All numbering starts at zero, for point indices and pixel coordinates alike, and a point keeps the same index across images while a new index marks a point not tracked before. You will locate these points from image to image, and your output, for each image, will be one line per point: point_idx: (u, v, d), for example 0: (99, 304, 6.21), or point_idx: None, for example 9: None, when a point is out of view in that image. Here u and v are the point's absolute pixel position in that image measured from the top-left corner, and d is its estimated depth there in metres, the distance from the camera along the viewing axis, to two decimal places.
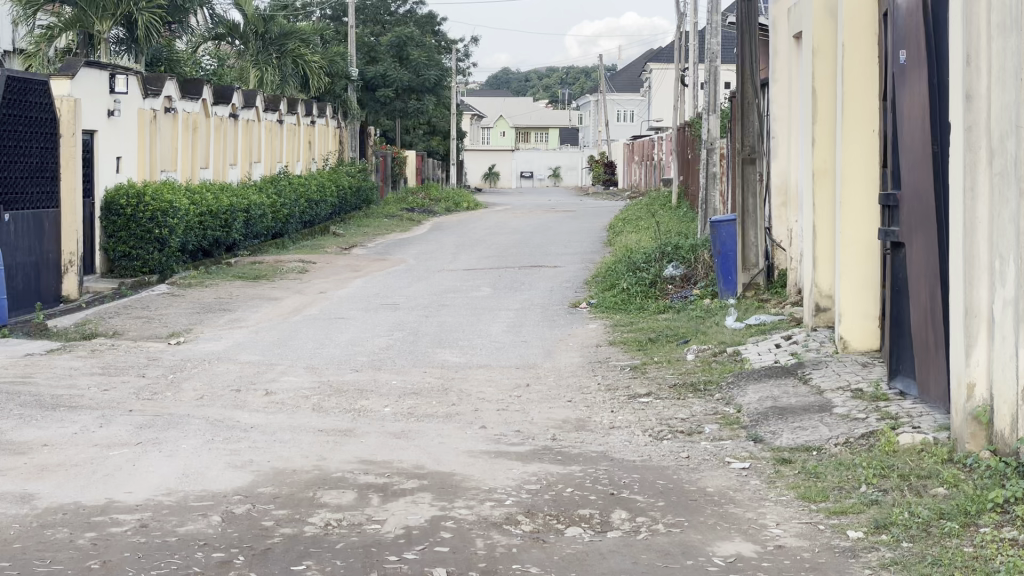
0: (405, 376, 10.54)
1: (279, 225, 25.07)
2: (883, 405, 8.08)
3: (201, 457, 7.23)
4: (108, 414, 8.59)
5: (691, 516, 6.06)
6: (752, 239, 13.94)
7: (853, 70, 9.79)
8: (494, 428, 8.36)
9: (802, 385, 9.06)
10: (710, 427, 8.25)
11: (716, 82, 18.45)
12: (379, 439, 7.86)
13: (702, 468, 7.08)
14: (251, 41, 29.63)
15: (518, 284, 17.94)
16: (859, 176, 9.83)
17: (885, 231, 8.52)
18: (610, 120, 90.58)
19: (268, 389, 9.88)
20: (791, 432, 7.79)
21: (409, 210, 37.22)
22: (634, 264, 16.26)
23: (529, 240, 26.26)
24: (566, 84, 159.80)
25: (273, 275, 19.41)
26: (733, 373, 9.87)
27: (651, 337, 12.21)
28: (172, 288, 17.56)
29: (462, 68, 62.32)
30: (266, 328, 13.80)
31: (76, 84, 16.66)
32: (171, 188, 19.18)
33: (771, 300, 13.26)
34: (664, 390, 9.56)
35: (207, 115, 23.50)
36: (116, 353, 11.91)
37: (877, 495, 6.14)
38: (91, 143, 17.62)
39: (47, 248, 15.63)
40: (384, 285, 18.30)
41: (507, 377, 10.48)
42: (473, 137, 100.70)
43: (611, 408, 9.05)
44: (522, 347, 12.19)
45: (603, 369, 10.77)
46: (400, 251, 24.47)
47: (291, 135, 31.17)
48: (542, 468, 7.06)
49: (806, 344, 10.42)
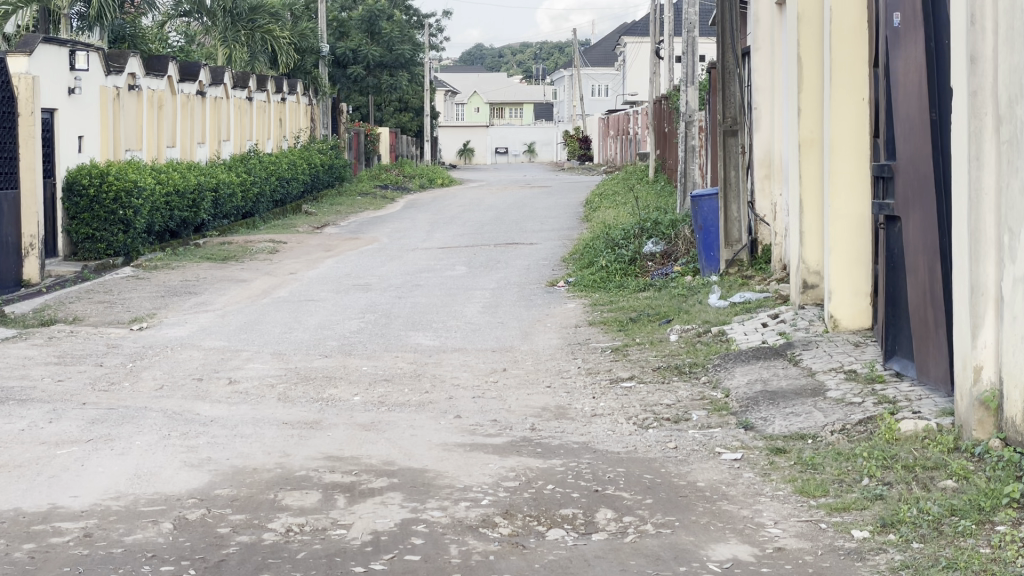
0: (377, 361, 10.07)
1: (249, 205, 24.51)
2: (879, 388, 7.66)
3: (154, 455, 6.75)
4: (59, 407, 8.09)
5: (683, 514, 5.62)
6: (735, 215, 13.58)
7: (840, 37, 9.33)
8: (470, 417, 7.90)
9: (792, 367, 8.62)
10: (698, 413, 7.83)
11: (693, 52, 17.93)
12: (347, 432, 7.40)
13: (691, 460, 6.63)
14: (219, 17, 28.91)
15: (494, 263, 17.46)
16: (848, 146, 9.39)
17: (879, 204, 8.09)
18: (585, 94, 90.07)
19: (231, 378, 9.39)
20: (783, 418, 7.37)
21: (383, 187, 36.70)
22: (612, 240, 15.77)
23: (504, 217, 25.77)
24: (541, 57, 158.92)
25: (242, 256, 18.88)
26: (720, 355, 9.44)
27: (632, 317, 11.76)
28: (137, 270, 17.04)
29: (435, 42, 61.58)
30: (233, 311, 13.31)
31: (34, 61, 16.07)
32: (136, 167, 18.62)
33: (755, 276, 12.81)
34: (647, 373, 9.12)
35: (173, 92, 22.89)
36: (73, 340, 11.40)
37: (882, 489, 5.71)
38: (52, 121, 17.06)
39: (6, 231, 15.11)
40: (355, 265, 17.80)
41: (482, 361, 10.02)
42: (447, 113, 99.98)
43: (592, 394, 8.59)
44: (499, 328, 11.73)
45: (583, 351, 10.33)
46: (373, 230, 23.96)
47: (261, 111, 30.54)
48: (520, 462, 6.61)
49: (794, 323, 9.98)
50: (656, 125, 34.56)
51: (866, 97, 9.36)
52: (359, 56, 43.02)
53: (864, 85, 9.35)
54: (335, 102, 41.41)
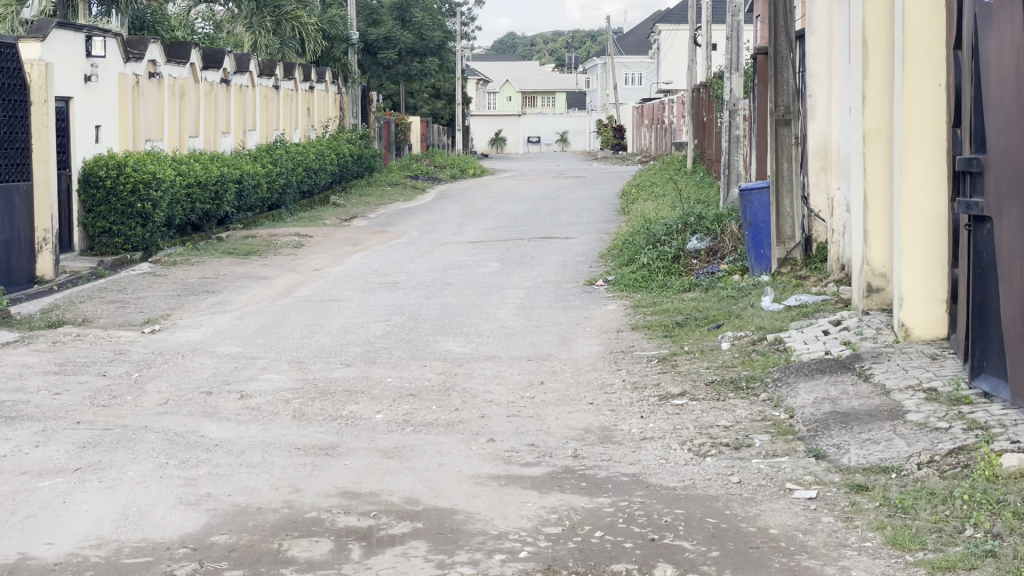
0: (403, 371, 9.26)
1: (275, 197, 23.74)
2: (967, 412, 6.79)
3: (146, 490, 5.94)
4: (50, 428, 7.31)
5: (755, 573, 4.76)
6: (788, 211, 12.66)
7: (915, 17, 8.41)
8: (505, 441, 7.09)
9: (863, 384, 7.73)
10: (760, 438, 6.97)
11: (739, 37, 16.93)
12: (366, 460, 6.59)
13: (760, 499, 5.78)
14: (243, 3, 28.20)
15: (528, 259, 16.63)
16: (923, 137, 8.49)
17: (966, 203, 7.23)
18: (618, 83, 89.06)
19: (243, 391, 8.58)
20: (859, 446, 6.52)
21: (413, 178, 35.88)
22: (653, 236, 14.89)
23: (538, 209, 24.93)
24: (572, 45, 157.78)
25: (265, 251, 18.11)
26: (779, 368, 8.56)
27: (678, 321, 10.90)
28: (155, 266, 16.26)
29: (467, 30, 60.64)
30: (252, 313, 12.51)
31: (47, 47, 15.30)
32: (155, 158, 17.84)
33: (810, 277, 11.93)
34: (700, 389, 8.25)
35: (196, 81, 22.13)
36: (78, 345, 10.62)
37: (992, 543, 4.85)
38: (67, 110, 16.34)
39: (19, 224, 14.37)
40: (383, 261, 16.99)
41: (517, 372, 9.19)
42: (479, 102, 99.05)
43: (640, 413, 7.75)
44: (535, 333, 10.90)
45: (626, 361, 9.47)
46: (402, 222, 23.14)
47: (289, 101, 29.71)
48: (563, 501, 5.77)
49: (859, 331, 9.09)
50: (694, 114, 33.56)
51: (944, 83, 8.44)
52: (391, 42, 41.88)
53: (941, 69, 8.43)
54: (365, 91, 40.66)
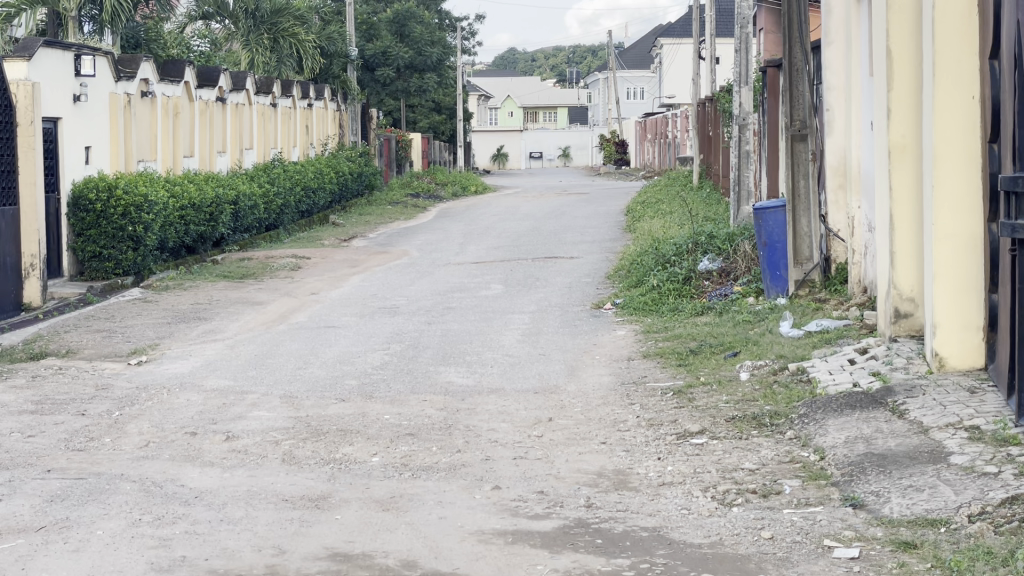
0: (402, 407, 8.67)
1: (272, 217, 23.19)
2: (1015, 454, 6.20)
3: (115, 553, 5.36)
4: (17, 478, 6.73)
5: None
6: (804, 229, 12.06)
7: (946, 25, 7.85)
8: (512, 488, 6.51)
9: (898, 421, 7.14)
10: (790, 484, 6.39)
11: (748, 51, 16.41)
12: (359, 513, 6.01)
13: (795, 560, 5.20)
14: (241, 20, 27.85)
15: (532, 280, 16.06)
16: (956, 153, 7.93)
17: (1011, 226, 6.67)
18: (620, 98, 88.66)
19: (229, 432, 8.00)
20: (901, 494, 5.94)
21: (414, 196, 35.34)
22: (663, 257, 14.31)
23: (542, 227, 24.39)
24: (573, 61, 157.53)
25: (261, 274, 17.57)
26: (805, 402, 7.96)
27: (692, 348, 10.32)
28: (147, 291, 15.70)
29: (468, 46, 60.10)
30: (244, 342, 11.92)
31: (34, 66, 14.74)
32: (148, 179, 17.28)
33: (830, 300, 11.39)
34: (721, 426, 7.68)
35: (190, 99, 21.58)
36: (59, 380, 10.03)
37: None
38: (55, 131, 15.79)
39: (4, 250, 13.81)
40: (383, 283, 16.42)
41: (524, 407, 8.61)
42: (481, 117, 98.48)
43: (658, 454, 7.17)
44: (541, 362, 10.32)
45: (638, 394, 8.88)
46: (403, 242, 22.58)
47: (286, 119, 29.19)
48: (577, 563, 5.19)
49: (889, 361, 8.51)
50: (700, 129, 32.98)
51: (977, 95, 7.87)
52: (389, 57, 41.70)
53: (975, 81, 7.87)
54: (363, 108, 40.27)
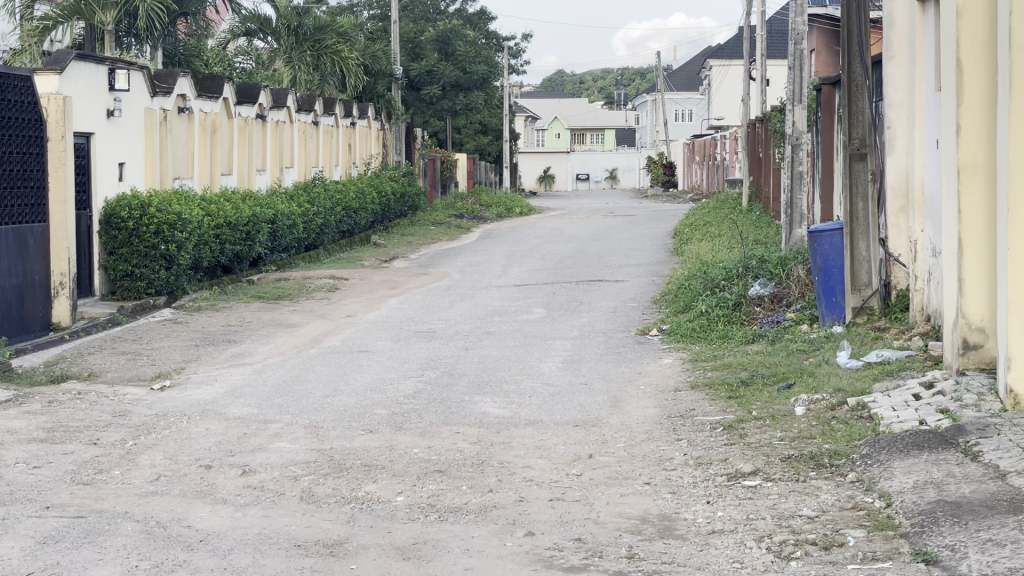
0: (432, 441, 8.11)
1: (312, 237, 22.75)
2: None
3: None
4: (13, 515, 6.23)
5: None
6: (863, 254, 11.39)
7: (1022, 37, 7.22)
8: (546, 535, 5.93)
9: (972, 464, 6.51)
10: (854, 535, 5.78)
11: (802, 67, 15.76)
12: (378, 563, 5.45)
13: None
14: (284, 37, 27.45)
15: (575, 304, 15.48)
16: None
17: None
18: (668, 119, 88.04)
19: (246, 466, 7.46)
20: (980, 547, 5.31)
21: (458, 217, 34.83)
22: (712, 282, 13.70)
23: (587, 249, 23.79)
24: (621, 83, 157.07)
25: (297, 295, 17.10)
26: (867, 441, 7.34)
27: (743, 378, 9.71)
28: (178, 312, 15.26)
29: (516, 66, 59.64)
30: (274, 366, 11.42)
31: (66, 79, 14.28)
32: (182, 198, 16.83)
33: (890, 329, 10.80)
34: (775, 467, 7.07)
35: (229, 115, 21.20)
36: (76, 406, 9.55)
37: None
38: (87, 147, 15.41)
39: (33, 268, 13.37)
40: (421, 306, 15.89)
41: (564, 442, 8.03)
42: (527, 137, 98.06)
43: (707, 498, 6.57)
44: (583, 392, 9.73)
45: (686, 429, 8.27)
46: (445, 263, 22.07)
47: (328, 137, 28.80)
48: None
49: (958, 397, 7.86)
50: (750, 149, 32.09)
51: None
52: (435, 77, 41.31)
53: None
54: (409, 127, 39.84)
